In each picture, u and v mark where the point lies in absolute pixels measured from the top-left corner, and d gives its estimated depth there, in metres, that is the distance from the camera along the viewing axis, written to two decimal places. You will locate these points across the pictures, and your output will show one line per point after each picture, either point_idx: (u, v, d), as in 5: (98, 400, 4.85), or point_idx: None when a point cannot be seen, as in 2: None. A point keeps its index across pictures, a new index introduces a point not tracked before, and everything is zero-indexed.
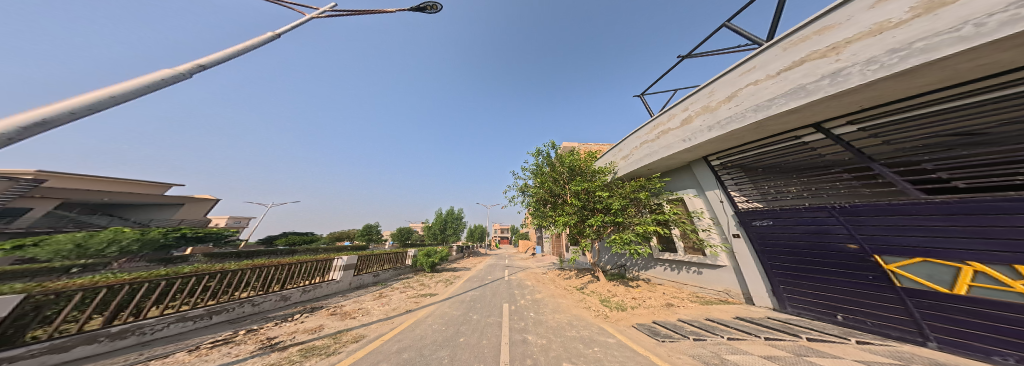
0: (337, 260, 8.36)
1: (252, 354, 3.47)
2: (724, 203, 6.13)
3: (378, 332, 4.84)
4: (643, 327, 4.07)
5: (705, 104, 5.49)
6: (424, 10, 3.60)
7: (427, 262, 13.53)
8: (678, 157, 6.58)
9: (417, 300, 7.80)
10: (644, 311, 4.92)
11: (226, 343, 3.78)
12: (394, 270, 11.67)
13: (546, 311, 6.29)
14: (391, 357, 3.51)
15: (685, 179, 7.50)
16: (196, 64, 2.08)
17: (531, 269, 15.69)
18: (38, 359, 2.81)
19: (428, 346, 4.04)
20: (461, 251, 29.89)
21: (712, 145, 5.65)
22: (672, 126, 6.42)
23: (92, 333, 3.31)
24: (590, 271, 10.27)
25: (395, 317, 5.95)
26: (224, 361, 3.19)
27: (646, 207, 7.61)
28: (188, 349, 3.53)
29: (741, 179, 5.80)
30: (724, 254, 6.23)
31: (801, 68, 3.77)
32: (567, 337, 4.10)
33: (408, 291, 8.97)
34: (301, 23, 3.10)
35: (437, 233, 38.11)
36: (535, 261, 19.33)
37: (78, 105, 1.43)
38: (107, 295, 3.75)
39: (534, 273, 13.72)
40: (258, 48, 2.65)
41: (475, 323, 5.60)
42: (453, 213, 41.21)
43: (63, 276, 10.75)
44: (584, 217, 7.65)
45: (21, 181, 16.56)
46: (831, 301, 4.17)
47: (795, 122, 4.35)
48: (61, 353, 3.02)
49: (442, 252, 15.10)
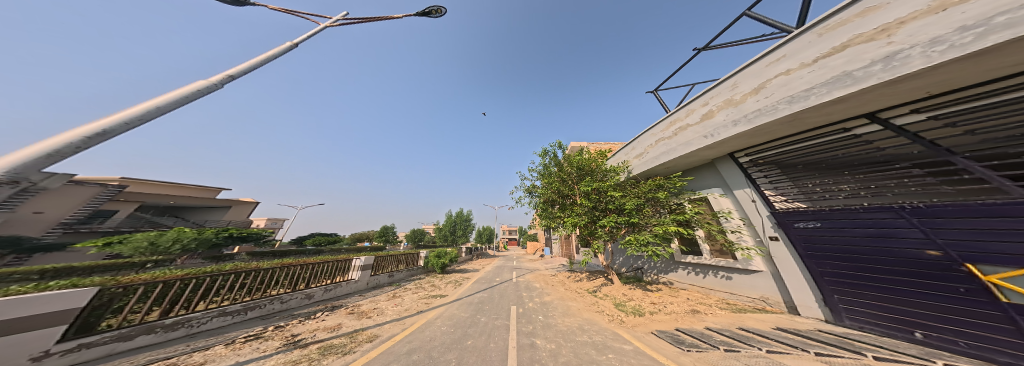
0: (355, 260, 8.67)
1: (276, 350, 3.68)
2: (757, 203, 5.72)
3: (391, 332, 4.99)
4: (664, 334, 3.86)
5: (728, 97, 5.19)
6: (430, 14, 3.80)
7: (437, 263, 13.80)
8: (698, 155, 6.27)
9: (428, 301, 7.94)
10: (665, 317, 4.67)
11: (256, 338, 4.04)
12: (407, 270, 12.03)
13: (556, 314, 6.18)
14: (402, 358, 3.59)
15: (709, 179, 7.15)
16: (226, 74, 2.31)
17: (540, 270, 15.50)
18: (109, 346, 3.26)
19: (437, 348, 4.09)
20: (470, 253, 30.37)
21: (740, 140, 5.28)
22: (690, 122, 6.11)
23: (150, 323, 3.73)
24: (603, 274, 9.96)
25: (407, 317, 6.09)
26: (251, 357, 3.40)
27: (665, 207, 7.19)
28: (225, 343, 3.82)
29: (777, 177, 5.36)
30: (760, 258, 5.80)
31: (843, 53, 3.46)
32: (577, 343, 4.00)
33: (419, 292, 9.17)
34: (316, 32, 3.36)
35: (448, 234, 38.99)
36: (542, 263, 19.20)
37: (134, 115, 1.66)
38: (161, 289, 4.14)
39: (543, 275, 13.55)
40: (278, 57, 2.93)
41: (483, 325, 5.62)
42: (462, 215, 42.00)
43: (140, 270, 12.43)
44: (592, 219, 7.38)
45: (110, 187, 19.03)
46: (906, 315, 3.67)
47: (840, 113, 3.98)
48: (127, 342, 3.44)
49: (451, 253, 15.41)
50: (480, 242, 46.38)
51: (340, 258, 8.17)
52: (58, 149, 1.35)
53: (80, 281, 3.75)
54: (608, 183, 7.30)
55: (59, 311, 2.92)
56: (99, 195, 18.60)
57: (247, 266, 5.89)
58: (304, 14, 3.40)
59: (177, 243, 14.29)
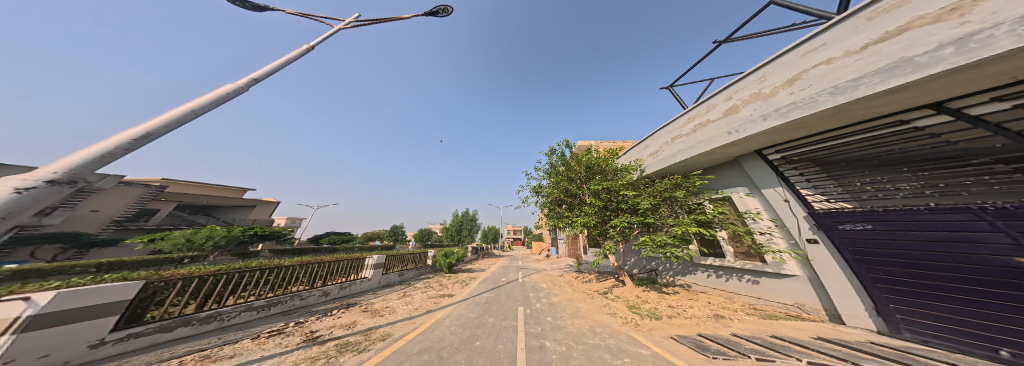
0: (368, 258, 8.91)
1: (297, 345, 3.83)
2: (791, 203, 5.28)
3: (402, 331, 5.08)
4: (685, 340, 3.71)
5: (756, 91, 4.94)
6: (437, 14, 3.95)
7: (445, 263, 13.97)
8: (720, 152, 5.99)
9: (437, 300, 8.06)
10: (686, 322, 4.49)
11: (278, 333, 4.23)
12: (416, 269, 12.30)
13: (565, 316, 6.09)
14: (413, 358, 3.65)
15: (733, 177, 6.75)
16: (250, 78, 2.42)
17: (546, 271, 15.40)
18: (152, 337, 3.64)
19: (447, 348, 4.13)
20: (476, 253, 30.73)
21: (772, 135, 4.95)
22: (711, 118, 5.85)
23: (187, 317, 4.07)
24: (613, 275, 9.74)
25: (417, 317, 6.18)
26: (275, 352, 3.55)
27: (683, 207, 6.92)
28: (251, 337, 4.01)
29: (814, 175, 5.00)
30: (794, 261, 5.45)
31: (899, 38, 3.27)
32: (589, 345, 3.92)
33: (428, 291, 9.31)
34: (330, 34, 3.52)
35: (454, 234, 39.55)
36: (548, 263, 19.07)
37: (171, 117, 1.76)
38: (193, 285, 4.43)
39: (549, 275, 13.45)
40: (296, 60, 3.04)
41: (491, 326, 5.62)
42: (468, 215, 42.44)
43: (180, 265, 13.66)
44: (602, 219, 7.22)
45: (154, 187, 20.53)
46: (987, 330, 3.32)
47: (893, 104, 3.64)
48: (167, 333, 3.81)
49: (458, 253, 15.61)
50: (486, 242, 46.69)
51: (352, 257, 8.39)
52: (108, 150, 1.45)
53: (129, 275, 4.08)
54: (620, 182, 7.13)
55: (111, 301, 3.33)
56: (144, 195, 20.19)
57: (271, 263, 6.18)
58: (320, 18, 3.58)
59: (209, 241, 15.49)
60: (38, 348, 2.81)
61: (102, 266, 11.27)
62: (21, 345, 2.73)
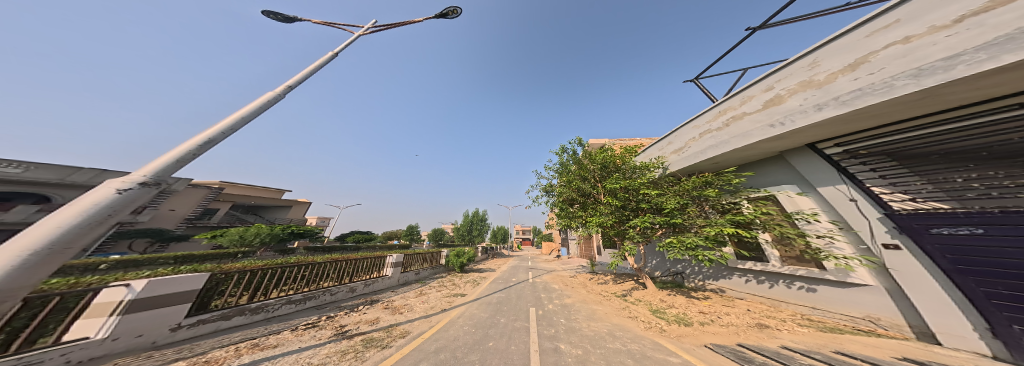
0: (388, 257, 9.25)
1: (329, 339, 4.06)
2: (859, 203, 4.63)
3: (420, 329, 5.23)
4: (722, 349, 3.45)
5: (805, 79, 4.52)
6: (447, 16, 4.13)
7: (457, 262, 14.26)
8: (759, 147, 5.52)
9: (450, 299, 8.20)
10: (722, 330, 4.19)
11: (313, 326, 4.52)
12: (430, 269, 12.63)
13: (580, 318, 5.95)
14: (430, 357, 3.72)
15: (779, 174, 6.22)
16: (286, 85, 2.60)
17: (557, 271, 15.23)
18: (215, 323, 4.11)
19: (461, 348, 4.18)
20: (486, 252, 31.12)
21: (831, 126, 4.42)
22: (748, 110, 5.43)
23: (241, 307, 4.52)
24: (632, 277, 9.38)
25: (433, 315, 6.33)
26: (310, 344, 3.79)
27: (715, 207, 6.46)
28: (291, 329, 4.33)
29: (894, 171, 4.39)
30: (865, 269, 4.78)
31: (1013, 7, 2.72)
32: (608, 350, 3.79)
33: (442, 290, 9.51)
34: (349, 42, 3.77)
35: (465, 234, 40.38)
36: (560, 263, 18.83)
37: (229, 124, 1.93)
38: (248, 276, 4.93)
39: (560, 276, 13.30)
40: (321, 67, 3.27)
41: (503, 327, 5.61)
42: (478, 215, 43.03)
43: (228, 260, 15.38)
44: (620, 219, 6.92)
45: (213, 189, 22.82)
46: None
47: (1000, 85, 3.10)
48: (226, 320, 4.26)
49: (469, 253, 15.89)
50: (495, 242, 47.14)
51: (374, 255, 8.79)
52: (182, 155, 1.62)
53: (199, 267, 4.59)
54: (640, 180, 6.81)
55: (189, 290, 3.88)
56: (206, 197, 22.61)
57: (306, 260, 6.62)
58: (342, 26, 3.84)
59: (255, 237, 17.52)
60: (133, 329, 3.29)
61: (178, 258, 13.28)
62: (122, 325, 3.21)
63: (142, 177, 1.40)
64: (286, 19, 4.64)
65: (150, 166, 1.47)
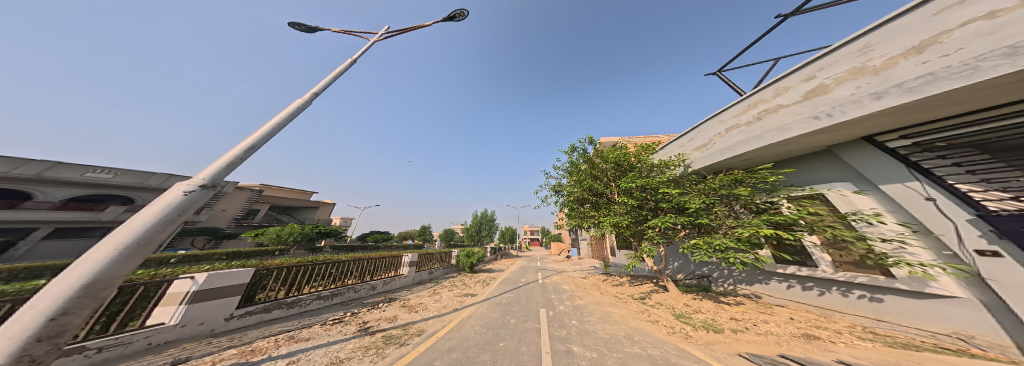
0: (405, 257, 9.52)
1: (354, 334, 4.22)
2: (938, 201, 3.82)
3: (434, 327, 5.31)
4: (759, 359, 3.20)
5: (854, 66, 4.01)
6: (455, 18, 4.24)
7: (467, 262, 14.47)
8: (798, 141, 5.03)
9: (461, 299, 8.28)
10: (761, 339, 3.84)
11: (339, 322, 4.72)
12: (442, 268, 12.88)
13: (593, 321, 5.80)
14: (443, 356, 3.74)
15: (829, 171, 5.54)
16: (311, 92, 2.87)
17: (568, 272, 15.05)
18: (259, 315, 4.44)
19: (472, 348, 4.18)
20: (495, 253, 31.35)
21: (889, 118, 3.88)
22: (784, 102, 4.99)
23: (279, 301, 4.85)
24: (652, 280, 9.02)
25: (446, 314, 6.42)
26: (336, 338, 3.95)
27: (748, 206, 5.91)
28: (322, 323, 4.56)
29: (989, 166, 3.64)
30: (948, 279, 3.88)
31: None
32: (626, 354, 3.65)
33: (453, 289, 9.66)
34: (365, 49, 4.03)
35: (474, 234, 40.88)
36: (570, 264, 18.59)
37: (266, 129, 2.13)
38: (284, 272, 5.27)
39: (571, 277, 13.13)
40: (341, 73, 3.55)
41: (513, 328, 5.57)
42: (486, 216, 43.48)
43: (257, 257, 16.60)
44: (636, 218, 6.66)
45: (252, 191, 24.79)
46: None
47: None
48: (267, 313, 4.59)
49: (478, 253, 16.09)
50: (504, 242, 47.38)
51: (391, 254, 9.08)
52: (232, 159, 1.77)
53: (248, 262, 5.03)
54: (658, 178, 6.54)
55: (241, 283, 4.22)
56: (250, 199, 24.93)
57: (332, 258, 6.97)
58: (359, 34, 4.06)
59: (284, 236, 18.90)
60: (197, 317, 3.62)
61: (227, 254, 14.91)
62: (189, 313, 3.54)
63: (201, 179, 1.49)
64: (309, 31, 5.06)
65: (207, 171, 1.58)
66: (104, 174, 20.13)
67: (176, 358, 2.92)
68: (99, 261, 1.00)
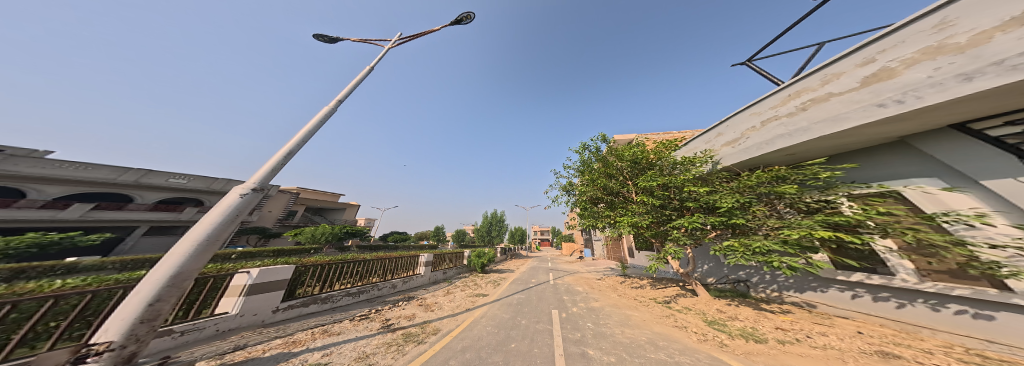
0: (422, 256, 9.76)
1: (377, 331, 4.36)
2: None
3: (448, 327, 5.36)
4: None
5: (932, 43, 2.96)
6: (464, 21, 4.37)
7: (478, 262, 14.65)
8: (860, 132, 3.99)
9: (473, 299, 8.34)
10: (820, 355, 3.20)
11: (365, 318, 4.93)
12: (456, 268, 13.12)
13: (609, 324, 5.62)
14: (457, 355, 3.73)
15: (900, 166, 4.42)
16: (336, 100, 3.17)
17: (581, 273, 14.78)
18: (298, 309, 4.86)
19: (484, 348, 4.16)
20: (505, 253, 31.54)
21: (986, 102, 2.80)
22: (835, 91, 4.00)
23: (314, 296, 5.24)
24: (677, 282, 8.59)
25: (459, 314, 6.47)
26: (362, 334, 4.12)
27: (796, 205, 5.04)
28: (350, 319, 4.83)
29: None
30: None
31: None
32: (646, 360, 3.48)
33: (466, 289, 9.76)
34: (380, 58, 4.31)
35: (486, 234, 41.27)
36: (583, 265, 18.25)
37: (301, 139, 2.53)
38: (320, 269, 5.71)
39: (585, 278, 12.87)
40: (363, 79, 3.80)
41: (525, 329, 5.50)
42: (497, 216, 43.83)
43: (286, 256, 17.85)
44: (655, 218, 6.35)
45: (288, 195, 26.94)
46: None
47: None
48: (306, 307, 5.01)
49: (489, 253, 16.29)
50: (514, 242, 47.49)
51: (408, 254, 9.33)
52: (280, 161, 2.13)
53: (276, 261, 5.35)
54: (678, 175, 6.23)
55: (286, 278, 4.67)
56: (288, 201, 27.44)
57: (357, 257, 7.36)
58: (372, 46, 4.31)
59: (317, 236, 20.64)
60: (251, 308, 4.08)
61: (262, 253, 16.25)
62: (246, 304, 4.00)
63: (254, 182, 1.84)
64: (330, 41, 5.40)
65: (259, 174, 1.93)
66: (180, 180, 24.40)
67: (235, 345, 3.33)
68: (179, 256, 1.33)
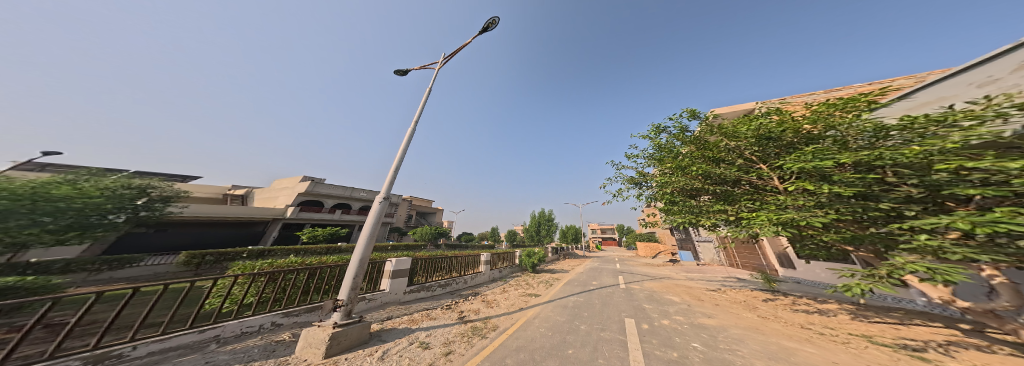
0: (482, 256, 10.89)
1: (454, 321, 5.37)
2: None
3: (505, 324, 5.26)
4: None
5: None
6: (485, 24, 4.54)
7: (530, 262, 14.26)
8: None
9: (526, 299, 7.86)
10: None
11: (448, 309, 6.18)
12: (510, 267, 13.24)
13: (718, 348, 4.10)
14: (510, 355, 3.46)
15: None
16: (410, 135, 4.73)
17: (671, 280, 12.35)
18: (416, 292, 6.96)
19: (539, 351, 3.72)
20: (557, 253, 30.26)
21: None
22: None
23: (423, 285, 7.29)
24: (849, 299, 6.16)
25: (514, 312, 6.21)
26: (447, 321, 5.38)
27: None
28: (440, 306, 6.43)
29: None
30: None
31: None
32: None
33: (519, 288, 9.49)
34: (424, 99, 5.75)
35: (536, 233, 40.89)
36: (669, 269, 15.08)
37: None
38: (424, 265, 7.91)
39: (685, 289, 10.48)
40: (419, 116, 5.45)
41: (585, 335, 4.73)
42: (544, 214, 43.08)
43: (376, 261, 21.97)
44: (842, 211, 4.25)
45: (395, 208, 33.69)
46: None
47: None
48: (421, 292, 7.14)
49: (539, 253, 15.89)
50: (565, 242, 44.64)
51: (471, 253, 10.75)
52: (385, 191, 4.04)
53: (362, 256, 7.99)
54: (884, 147, 4.23)
55: (408, 269, 6.84)
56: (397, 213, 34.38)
57: (435, 256, 8.69)
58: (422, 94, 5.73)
59: None
60: (394, 288, 6.29)
61: None
62: (392, 284, 6.25)
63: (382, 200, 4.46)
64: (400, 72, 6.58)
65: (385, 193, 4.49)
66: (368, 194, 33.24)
67: (387, 315, 5.40)
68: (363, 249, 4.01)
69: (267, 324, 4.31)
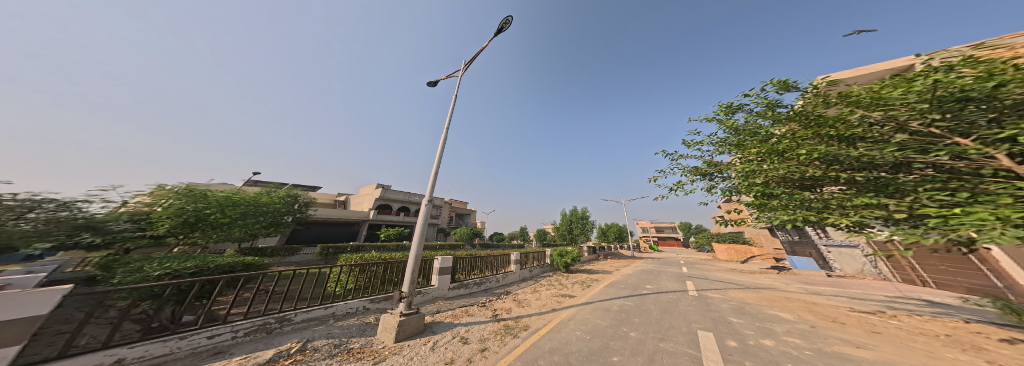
0: (512, 255, 10.47)
1: (490, 319, 5.04)
2: None
3: (538, 324, 4.72)
4: None
5: None
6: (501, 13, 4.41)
7: (562, 261, 13.23)
8: None
9: (559, 299, 7.12)
10: None
11: (484, 307, 5.93)
12: (541, 267, 12.49)
13: None
14: (544, 357, 2.96)
15: None
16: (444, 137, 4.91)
17: (756, 294, 9.63)
18: (459, 289, 6.98)
19: (577, 355, 3.13)
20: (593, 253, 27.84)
21: None
22: None
23: (463, 282, 7.27)
24: None
25: (546, 313, 5.58)
26: (484, 318, 5.08)
27: None
28: (479, 303, 6.26)
29: None
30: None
31: None
32: None
33: (551, 288, 8.77)
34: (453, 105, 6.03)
35: (568, 232, 38.77)
36: (754, 280, 11.92)
37: None
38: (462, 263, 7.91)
39: (790, 308, 7.87)
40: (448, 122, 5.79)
41: (633, 341, 3.88)
42: (578, 213, 40.53)
43: None
44: None
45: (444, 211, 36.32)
46: None
47: None
48: (462, 289, 7.10)
49: (573, 252, 14.66)
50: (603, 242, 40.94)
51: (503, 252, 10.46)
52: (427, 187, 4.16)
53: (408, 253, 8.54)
54: None
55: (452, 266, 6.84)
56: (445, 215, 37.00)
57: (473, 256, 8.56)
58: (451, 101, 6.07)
59: None
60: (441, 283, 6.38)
61: None
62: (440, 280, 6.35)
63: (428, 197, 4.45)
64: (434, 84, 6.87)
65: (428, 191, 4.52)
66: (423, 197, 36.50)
67: (436, 308, 5.49)
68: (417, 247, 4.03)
69: (360, 307, 4.92)
